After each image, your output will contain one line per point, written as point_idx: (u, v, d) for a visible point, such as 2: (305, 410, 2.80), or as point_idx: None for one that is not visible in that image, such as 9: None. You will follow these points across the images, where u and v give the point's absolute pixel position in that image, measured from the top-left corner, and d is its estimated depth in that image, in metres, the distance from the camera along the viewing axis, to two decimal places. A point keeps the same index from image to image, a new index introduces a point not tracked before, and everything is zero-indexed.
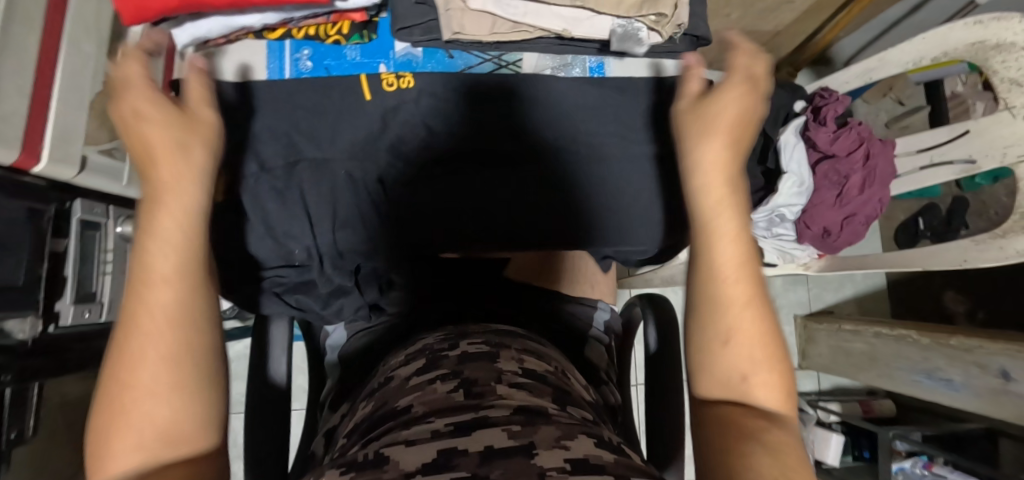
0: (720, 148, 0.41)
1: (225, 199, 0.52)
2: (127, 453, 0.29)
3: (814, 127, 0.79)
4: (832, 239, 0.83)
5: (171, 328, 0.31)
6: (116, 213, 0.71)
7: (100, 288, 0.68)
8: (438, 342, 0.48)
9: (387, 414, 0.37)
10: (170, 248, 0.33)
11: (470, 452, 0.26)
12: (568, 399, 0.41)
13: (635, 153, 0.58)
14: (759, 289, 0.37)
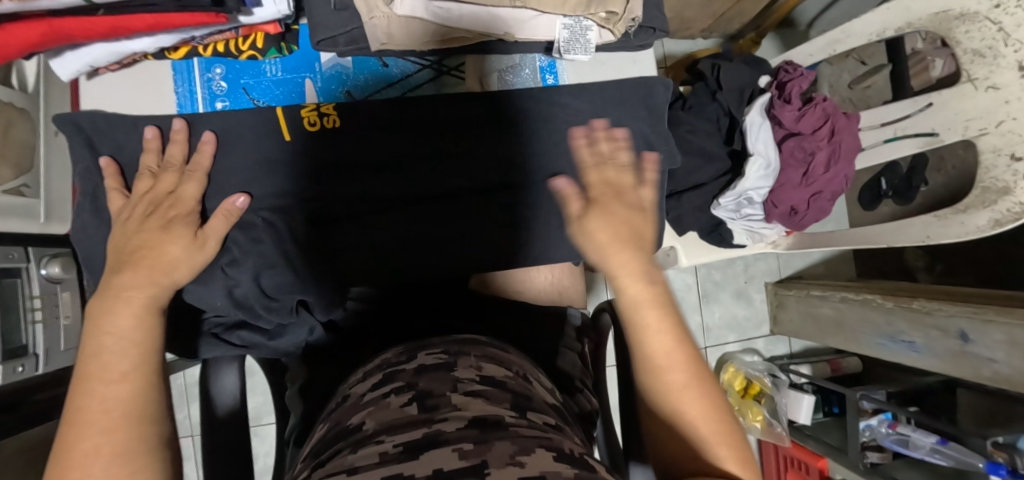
0: (627, 258, 0.47)
1: None
2: None
3: (779, 105, 0.77)
4: (799, 218, 0.82)
5: (123, 422, 0.34)
6: (38, 254, 0.65)
7: (31, 339, 0.62)
8: (395, 357, 0.48)
9: (341, 433, 0.38)
10: (122, 359, 0.37)
11: (417, 477, 0.26)
12: (527, 405, 0.41)
13: (584, 161, 0.57)
14: (696, 382, 0.43)
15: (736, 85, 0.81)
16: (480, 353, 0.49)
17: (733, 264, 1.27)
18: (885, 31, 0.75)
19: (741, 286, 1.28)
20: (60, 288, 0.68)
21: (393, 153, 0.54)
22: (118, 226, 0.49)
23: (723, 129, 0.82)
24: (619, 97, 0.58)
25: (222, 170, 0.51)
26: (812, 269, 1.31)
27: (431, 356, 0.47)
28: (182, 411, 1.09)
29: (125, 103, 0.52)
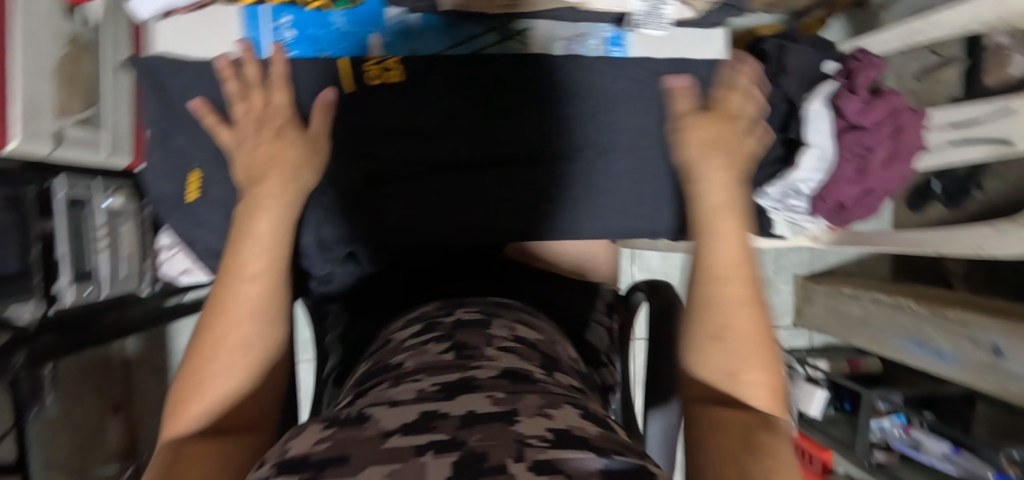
0: (726, 179, 0.47)
1: (199, 199, 0.51)
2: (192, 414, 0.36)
3: (844, 95, 0.73)
4: (845, 214, 0.81)
5: (250, 320, 0.40)
6: (103, 185, 0.69)
7: (96, 266, 0.67)
8: (435, 310, 0.50)
9: (383, 369, 0.41)
10: (258, 256, 0.42)
11: (451, 415, 0.29)
12: (556, 366, 0.43)
13: (638, 142, 0.57)
14: (756, 294, 0.41)
15: (800, 69, 0.77)
16: (513, 316, 0.50)
17: (764, 254, 1.26)
18: (972, 25, 0.70)
19: (769, 275, 1.27)
20: (123, 220, 0.72)
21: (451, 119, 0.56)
22: (187, 169, 0.51)
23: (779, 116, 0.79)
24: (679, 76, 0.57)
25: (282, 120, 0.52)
26: (844, 265, 1.28)
27: (468, 312, 0.49)
28: None
29: (190, 45, 0.53)
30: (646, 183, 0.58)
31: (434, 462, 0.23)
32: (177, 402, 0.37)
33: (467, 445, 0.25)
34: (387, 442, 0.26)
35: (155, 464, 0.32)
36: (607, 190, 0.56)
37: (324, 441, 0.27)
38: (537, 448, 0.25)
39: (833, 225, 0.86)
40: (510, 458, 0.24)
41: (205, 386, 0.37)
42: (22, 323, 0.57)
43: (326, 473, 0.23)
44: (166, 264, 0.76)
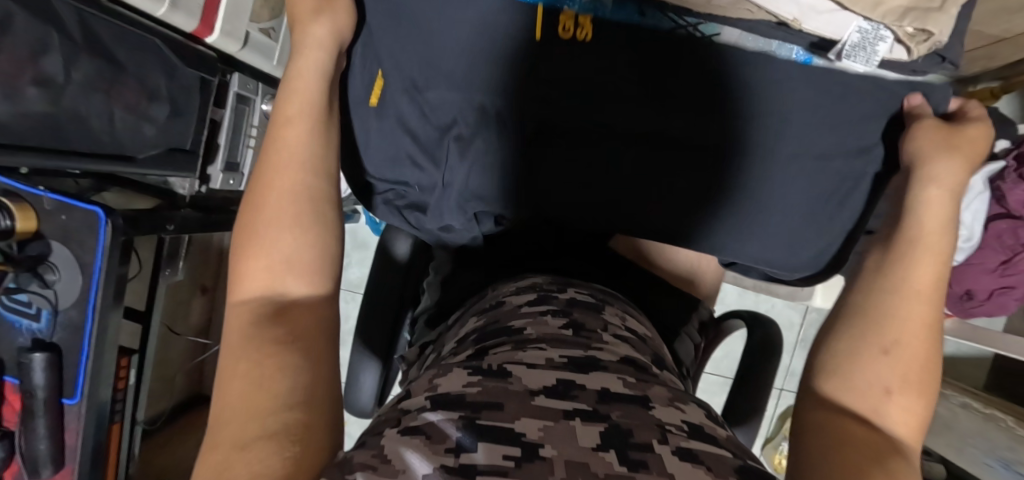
0: (940, 209, 0.44)
1: (377, 104, 0.54)
2: (257, 275, 0.38)
3: (1011, 180, 0.67)
4: (969, 304, 0.76)
5: (292, 162, 0.43)
6: (263, 91, 0.74)
7: (243, 160, 0.74)
8: (548, 283, 0.50)
9: (501, 329, 0.41)
10: (295, 97, 0.45)
11: (587, 387, 0.29)
12: (663, 364, 0.43)
13: (808, 163, 0.53)
14: (935, 323, 0.39)
15: None
16: (620, 307, 0.50)
17: None
18: None
19: None
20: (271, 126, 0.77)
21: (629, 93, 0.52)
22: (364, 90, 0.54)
23: None
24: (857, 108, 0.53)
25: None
26: None
27: (580, 293, 0.49)
28: None
29: None
30: (786, 214, 0.55)
31: (582, 428, 0.25)
32: (236, 269, 0.39)
33: (611, 419, 0.26)
34: (534, 400, 0.27)
35: (233, 321, 0.36)
36: (754, 206, 0.54)
37: (472, 385, 0.28)
38: (678, 435, 0.26)
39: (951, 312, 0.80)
40: (654, 439, 0.24)
41: (262, 243, 0.39)
42: (177, 191, 0.67)
43: (482, 417, 0.25)
44: None
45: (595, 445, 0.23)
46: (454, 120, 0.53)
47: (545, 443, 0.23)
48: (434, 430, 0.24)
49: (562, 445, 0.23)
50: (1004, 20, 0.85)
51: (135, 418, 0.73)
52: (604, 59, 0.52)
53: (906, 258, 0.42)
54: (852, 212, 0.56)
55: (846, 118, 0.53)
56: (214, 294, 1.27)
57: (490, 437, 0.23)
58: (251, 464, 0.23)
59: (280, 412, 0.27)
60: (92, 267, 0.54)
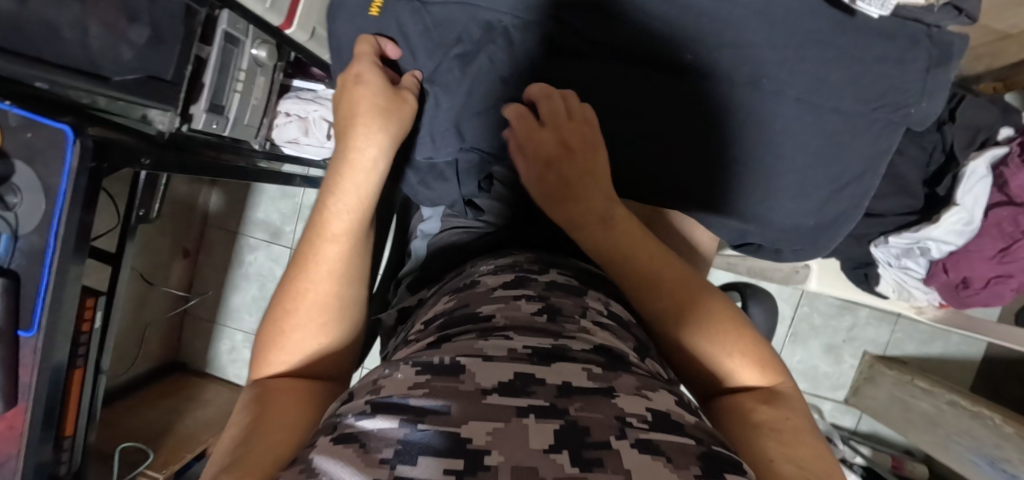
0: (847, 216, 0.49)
1: (377, 15, 0.51)
2: (280, 358, 0.42)
3: (1015, 165, 0.65)
4: (965, 294, 0.74)
5: (331, 279, 0.43)
6: (255, 34, 0.70)
7: (228, 104, 0.70)
8: (528, 264, 0.48)
9: (468, 316, 0.38)
10: (345, 217, 0.44)
11: (548, 383, 0.27)
12: (648, 353, 0.40)
13: (830, 122, 0.49)
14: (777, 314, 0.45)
15: (970, 125, 0.69)
16: (608, 291, 0.46)
17: (841, 317, 1.17)
18: None
19: (837, 342, 1.18)
20: (260, 73, 0.74)
21: (650, 25, 0.47)
22: (357, 20, 0.52)
23: (933, 167, 0.72)
24: (890, 62, 0.47)
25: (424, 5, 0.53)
26: (924, 361, 1.15)
27: (562, 275, 0.46)
28: (290, 225, 1.20)
29: None
30: (801, 176, 0.51)
31: (535, 426, 0.24)
32: (263, 350, 0.43)
33: (569, 415, 0.25)
34: (485, 399, 0.26)
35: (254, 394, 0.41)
36: (768, 167, 0.50)
37: (417, 388, 0.27)
38: (638, 429, 0.25)
39: (946, 302, 0.79)
40: (612, 436, 0.23)
41: (288, 339, 0.42)
42: (155, 127, 0.62)
43: (426, 421, 0.24)
44: (278, 128, 0.84)
45: (546, 446, 0.22)
46: (456, 39, 0.49)
47: (492, 449, 0.22)
48: (368, 437, 0.24)
49: (511, 449, 0.22)
50: (1011, 13, 0.84)
51: (99, 366, 0.70)
52: None
53: (652, 290, 0.43)
54: (865, 180, 0.52)
55: (872, 73, 0.47)
56: (195, 258, 1.24)
57: (432, 448, 0.22)
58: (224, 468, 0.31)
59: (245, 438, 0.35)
60: (57, 190, 0.51)
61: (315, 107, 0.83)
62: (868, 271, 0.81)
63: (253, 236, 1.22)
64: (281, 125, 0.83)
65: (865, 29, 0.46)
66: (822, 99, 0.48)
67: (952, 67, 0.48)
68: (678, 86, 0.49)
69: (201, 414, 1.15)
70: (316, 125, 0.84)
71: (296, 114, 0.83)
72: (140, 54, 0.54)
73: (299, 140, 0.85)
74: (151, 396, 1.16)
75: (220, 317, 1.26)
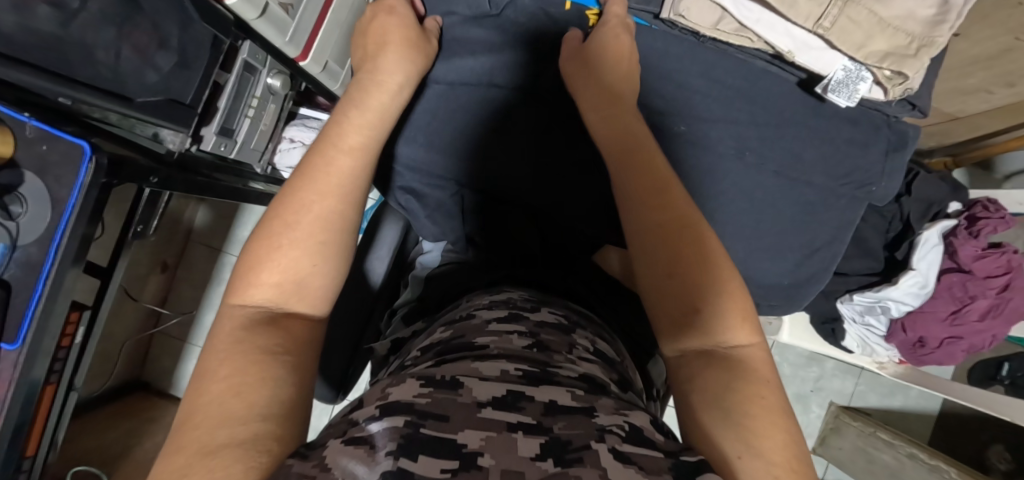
0: (795, 286, 0.58)
1: None
2: (262, 287, 0.34)
3: (962, 237, 0.73)
4: (922, 352, 0.79)
5: (336, 193, 0.38)
6: (272, 64, 0.73)
7: (238, 128, 0.72)
8: (523, 301, 0.50)
9: (463, 345, 0.39)
10: (356, 132, 0.42)
11: (536, 400, 0.29)
12: (630, 388, 0.43)
13: (799, 191, 0.54)
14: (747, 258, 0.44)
15: (925, 198, 0.77)
16: (593, 331, 0.50)
17: (809, 367, 1.22)
18: None
19: (805, 392, 1.22)
20: (271, 100, 0.77)
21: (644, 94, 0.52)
22: None
23: (892, 233, 0.78)
24: (855, 143, 0.53)
25: (447, 60, 0.59)
26: (884, 413, 1.21)
27: (552, 315, 0.48)
28: None
29: None
30: (776, 236, 0.55)
31: (523, 440, 0.25)
32: (253, 257, 0.35)
33: (553, 432, 0.27)
34: (480, 412, 0.27)
35: (228, 325, 0.32)
36: (749, 223, 0.54)
37: (422, 395, 0.28)
38: (615, 437, 0.27)
39: (905, 360, 0.83)
40: (592, 441, 0.26)
41: (271, 261, 0.34)
42: (166, 146, 0.62)
43: (427, 425, 0.25)
44: (281, 154, 0.86)
45: (533, 454, 0.24)
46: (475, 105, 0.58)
47: (484, 453, 0.24)
48: (376, 438, 0.24)
49: (500, 456, 0.24)
50: (958, 99, 0.95)
51: (72, 384, 0.67)
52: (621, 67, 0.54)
53: (653, 201, 0.40)
54: (837, 244, 0.57)
55: (841, 152, 0.53)
56: (174, 273, 1.22)
57: (433, 449, 0.23)
58: (212, 471, 0.22)
59: (247, 421, 0.25)
60: (65, 204, 0.52)
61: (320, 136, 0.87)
62: (835, 327, 0.82)
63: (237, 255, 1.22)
64: (284, 151, 0.86)
65: (832, 113, 0.53)
66: (795, 172, 0.54)
67: (908, 151, 0.54)
68: (669, 149, 0.53)
69: (163, 437, 1.10)
70: None
71: (301, 141, 0.86)
72: (163, 76, 0.56)
73: None
74: (111, 415, 1.11)
75: (192, 336, 1.23)
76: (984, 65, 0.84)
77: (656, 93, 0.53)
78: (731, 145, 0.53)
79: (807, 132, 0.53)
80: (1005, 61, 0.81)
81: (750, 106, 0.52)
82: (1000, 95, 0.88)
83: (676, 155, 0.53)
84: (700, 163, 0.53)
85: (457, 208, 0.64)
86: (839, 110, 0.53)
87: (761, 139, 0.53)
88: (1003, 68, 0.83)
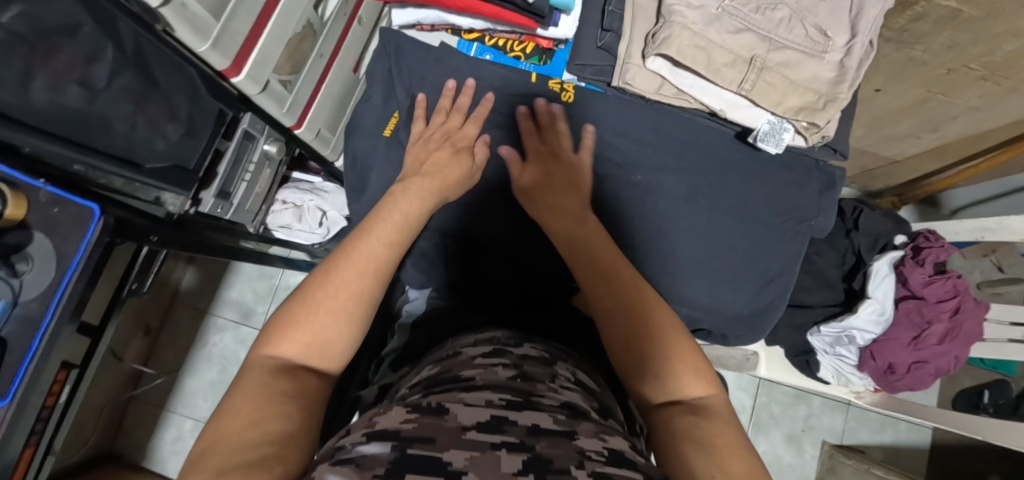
0: (757, 314, 0.62)
1: (390, 134, 0.62)
2: (291, 344, 0.40)
3: (909, 265, 0.80)
4: (893, 379, 0.81)
5: (376, 268, 0.44)
6: (268, 133, 0.80)
7: (235, 191, 0.78)
8: (505, 338, 0.53)
9: (450, 378, 0.42)
10: (399, 214, 0.49)
11: (519, 424, 0.32)
12: (611, 415, 0.46)
13: (747, 229, 0.60)
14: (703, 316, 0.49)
15: (871, 232, 0.85)
16: (572, 364, 0.53)
17: (797, 406, 1.23)
18: None
19: (796, 432, 1.22)
20: (267, 165, 0.83)
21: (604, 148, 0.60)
22: (385, 113, 0.63)
23: (847, 266, 0.86)
24: (792, 184, 0.61)
25: None
26: (878, 449, 1.21)
27: (534, 349, 0.51)
28: (263, 305, 1.24)
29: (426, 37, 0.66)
30: (732, 271, 0.60)
31: (506, 458, 0.28)
32: (292, 316, 0.41)
33: (535, 450, 0.29)
34: (466, 434, 0.30)
35: (253, 374, 0.37)
36: (706, 257, 0.60)
37: (408, 422, 0.31)
38: (596, 463, 0.29)
39: (880, 388, 0.85)
40: (572, 466, 0.28)
41: (303, 321, 0.41)
42: (165, 209, 0.67)
43: (414, 447, 0.28)
44: (273, 214, 0.91)
45: (515, 470, 0.26)
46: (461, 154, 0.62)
47: (467, 471, 0.26)
48: (361, 458, 0.27)
49: (483, 472, 0.26)
50: (894, 145, 1.06)
51: (49, 448, 0.66)
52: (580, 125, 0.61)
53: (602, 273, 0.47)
54: (787, 274, 0.62)
55: (779, 192, 0.60)
56: (156, 337, 1.22)
57: (421, 466, 0.26)
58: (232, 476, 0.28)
59: (257, 447, 0.31)
60: (70, 260, 0.55)
61: (311, 197, 0.93)
62: (808, 358, 0.85)
63: (223, 316, 1.25)
64: (275, 211, 0.91)
65: (766, 161, 0.60)
66: (742, 212, 0.60)
67: (839, 190, 0.61)
68: (628, 192, 0.59)
69: None
70: (309, 213, 0.93)
71: (292, 202, 0.92)
72: (172, 144, 0.62)
73: (291, 226, 0.92)
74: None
75: (171, 402, 1.21)
76: (907, 115, 0.96)
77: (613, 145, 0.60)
78: (683, 188, 0.60)
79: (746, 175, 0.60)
80: (924, 110, 0.93)
81: (697, 154, 0.60)
82: (927, 140, 1.00)
83: (635, 198, 0.59)
84: (657, 204, 0.59)
85: (441, 255, 0.68)
86: (772, 156, 0.60)
87: (711, 181, 0.60)
88: (923, 116, 0.94)
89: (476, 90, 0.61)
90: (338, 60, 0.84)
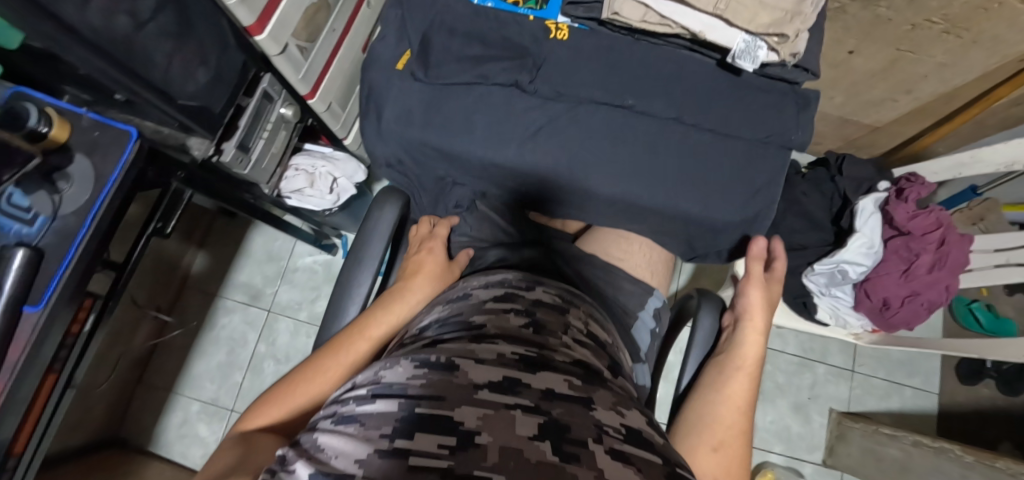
0: (746, 223, 0.66)
1: (403, 68, 0.68)
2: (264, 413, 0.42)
3: (894, 202, 0.83)
4: (889, 314, 0.83)
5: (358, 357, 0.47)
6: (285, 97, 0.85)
7: (254, 147, 0.83)
8: (517, 281, 0.50)
9: (461, 324, 0.39)
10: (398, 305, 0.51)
11: (533, 386, 0.29)
12: (620, 371, 0.44)
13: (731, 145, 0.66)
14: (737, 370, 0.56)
15: (856, 177, 0.90)
16: (585, 311, 0.50)
17: (802, 374, 1.23)
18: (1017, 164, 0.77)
19: (803, 400, 1.22)
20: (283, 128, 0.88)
21: (597, 77, 0.66)
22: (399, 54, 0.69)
23: (835, 209, 0.90)
24: (772, 106, 0.66)
25: None
26: (886, 416, 1.21)
27: (547, 294, 0.49)
28: (271, 287, 1.28)
29: None
30: (720, 184, 0.65)
31: (522, 419, 0.25)
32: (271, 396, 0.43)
33: (551, 415, 0.26)
34: (478, 393, 0.27)
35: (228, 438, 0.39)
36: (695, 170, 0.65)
37: (416, 379, 0.28)
38: (613, 438, 0.26)
39: (877, 327, 0.87)
40: (590, 438, 0.25)
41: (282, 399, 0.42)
42: (191, 153, 0.73)
43: (423, 405, 0.25)
44: (286, 179, 0.96)
45: (532, 434, 0.24)
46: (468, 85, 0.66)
47: (482, 431, 0.23)
48: (367, 418, 0.25)
49: (499, 433, 0.23)
50: (873, 111, 1.12)
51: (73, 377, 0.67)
52: (575, 56, 0.66)
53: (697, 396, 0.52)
54: (773, 187, 0.66)
55: (761, 111, 0.65)
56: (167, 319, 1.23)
57: (428, 426, 0.23)
58: None
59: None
60: (106, 179, 0.59)
61: (323, 164, 0.99)
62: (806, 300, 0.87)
63: (232, 299, 1.28)
64: (289, 176, 0.96)
65: (748, 84, 0.65)
66: (726, 130, 0.65)
67: (814, 109, 0.66)
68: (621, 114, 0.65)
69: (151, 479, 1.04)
70: (320, 179, 0.98)
71: (304, 169, 0.97)
72: (201, 87, 0.68)
73: (303, 190, 0.97)
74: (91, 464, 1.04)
75: (179, 385, 1.22)
76: (881, 78, 1.03)
77: (605, 74, 0.66)
78: (670, 111, 0.65)
79: (729, 94, 0.65)
80: (896, 71, 1.00)
81: (683, 79, 0.66)
82: (903, 102, 1.06)
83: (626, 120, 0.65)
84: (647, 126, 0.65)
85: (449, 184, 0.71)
86: (752, 81, 0.66)
87: (697, 103, 0.65)
88: (897, 77, 1.01)
89: (480, 31, 0.67)
90: (351, 34, 0.91)
